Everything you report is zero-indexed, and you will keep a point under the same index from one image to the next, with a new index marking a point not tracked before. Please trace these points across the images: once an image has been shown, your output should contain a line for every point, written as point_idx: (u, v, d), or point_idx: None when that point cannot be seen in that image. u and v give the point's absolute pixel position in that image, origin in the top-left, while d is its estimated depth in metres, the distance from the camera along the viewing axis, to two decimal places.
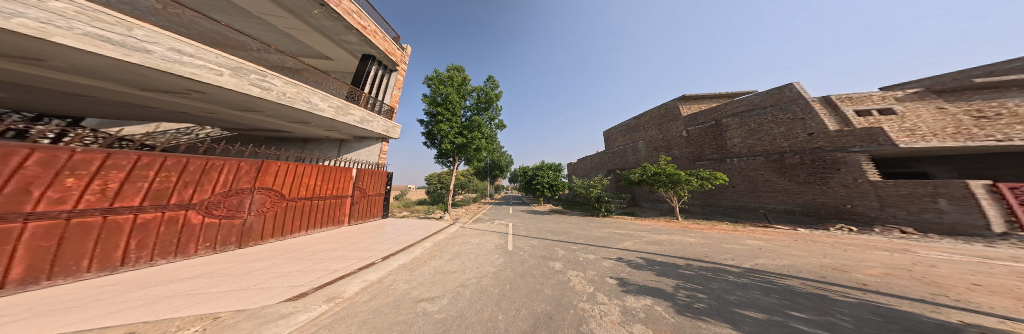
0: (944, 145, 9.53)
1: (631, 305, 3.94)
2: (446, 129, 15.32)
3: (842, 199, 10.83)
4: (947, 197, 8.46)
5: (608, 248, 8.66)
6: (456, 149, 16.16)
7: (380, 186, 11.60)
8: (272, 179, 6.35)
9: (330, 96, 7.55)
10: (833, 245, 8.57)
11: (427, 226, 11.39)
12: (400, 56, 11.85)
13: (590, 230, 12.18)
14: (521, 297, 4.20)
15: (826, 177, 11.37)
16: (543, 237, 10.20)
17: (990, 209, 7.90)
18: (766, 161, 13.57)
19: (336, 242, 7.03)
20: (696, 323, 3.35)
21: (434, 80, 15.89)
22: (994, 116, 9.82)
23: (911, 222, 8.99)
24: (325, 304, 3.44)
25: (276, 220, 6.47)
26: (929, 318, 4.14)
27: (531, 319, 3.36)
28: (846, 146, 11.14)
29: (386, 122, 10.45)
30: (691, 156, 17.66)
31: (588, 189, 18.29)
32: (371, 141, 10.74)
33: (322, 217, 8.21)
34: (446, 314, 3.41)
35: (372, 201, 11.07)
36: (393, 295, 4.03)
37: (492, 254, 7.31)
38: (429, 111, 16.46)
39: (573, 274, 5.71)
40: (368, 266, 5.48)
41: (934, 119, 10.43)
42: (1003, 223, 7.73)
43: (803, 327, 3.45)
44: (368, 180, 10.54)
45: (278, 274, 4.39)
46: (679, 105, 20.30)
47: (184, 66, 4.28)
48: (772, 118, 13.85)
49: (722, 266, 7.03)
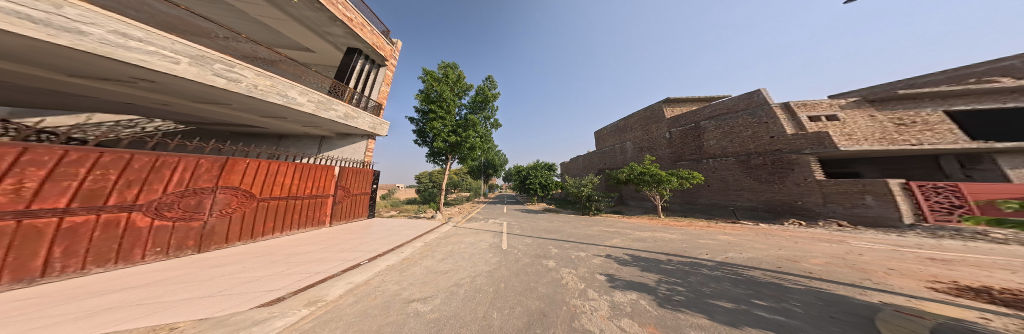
0: (874, 148, 10.92)
1: (617, 300, 4.14)
2: (439, 127, 14.93)
3: (794, 196, 11.94)
4: (873, 194, 9.80)
5: (598, 245, 8.95)
6: (450, 148, 15.81)
7: (365, 185, 11.18)
8: (238, 177, 5.94)
9: (311, 90, 7.13)
10: (787, 238, 9.45)
11: (417, 226, 11.14)
12: (389, 52, 11.33)
13: (581, 228, 12.52)
14: (516, 295, 4.26)
15: (783, 176, 12.48)
16: (537, 235, 10.37)
17: (903, 204, 9.30)
18: (735, 162, 14.58)
19: (315, 244, 6.69)
20: (676, 314, 3.58)
21: (428, 76, 15.52)
22: (912, 123, 11.32)
23: (846, 216, 10.28)
24: (305, 308, 3.32)
25: (245, 222, 6.09)
26: (857, 300, 4.72)
27: (525, 316, 3.45)
28: (799, 148, 12.32)
29: (374, 119, 9.96)
30: (672, 156, 18.53)
31: (579, 188, 18.80)
32: (356, 140, 10.18)
33: (300, 218, 7.80)
34: (438, 314, 3.41)
35: (358, 200, 10.65)
36: (382, 296, 3.96)
37: (483, 253, 7.32)
38: (421, 108, 15.98)
39: (564, 271, 5.87)
40: (354, 267, 5.33)
41: (867, 125, 11.74)
42: (910, 215, 9.16)
43: (765, 314, 3.81)
44: (352, 179, 10.11)
45: (247, 279, 4.14)
46: (663, 107, 21.21)
47: (130, 51, 3.89)
48: (742, 121, 14.85)
49: (696, 260, 7.50)
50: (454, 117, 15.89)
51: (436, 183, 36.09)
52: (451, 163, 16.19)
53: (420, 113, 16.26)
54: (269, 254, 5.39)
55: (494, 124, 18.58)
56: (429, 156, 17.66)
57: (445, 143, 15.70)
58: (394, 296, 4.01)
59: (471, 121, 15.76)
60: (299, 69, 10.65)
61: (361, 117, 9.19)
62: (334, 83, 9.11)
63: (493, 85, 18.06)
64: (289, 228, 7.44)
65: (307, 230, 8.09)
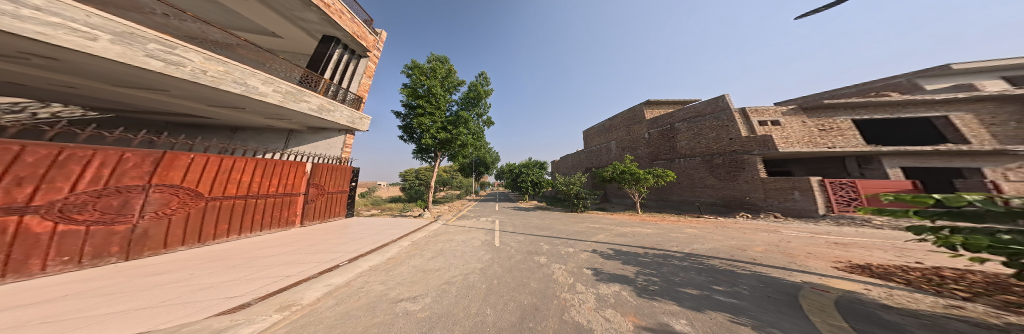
0: (804, 151, 12.59)
1: (605, 293, 4.34)
2: (427, 123, 14.37)
3: (743, 192, 13.43)
4: (800, 189, 11.39)
5: (584, 241, 9.32)
6: (439, 145, 15.32)
7: (343, 183, 10.47)
8: (177, 174, 5.21)
9: (275, 79, 6.24)
10: (738, 229, 10.61)
11: (401, 225, 10.73)
12: (371, 42, 10.66)
13: (570, 225, 12.89)
14: (508, 291, 4.29)
15: (737, 174, 13.88)
16: (529, 232, 10.51)
17: (819, 198, 10.92)
18: (700, 162, 15.84)
19: (284, 246, 6.08)
20: (651, 302, 3.90)
21: (416, 70, 14.89)
22: (832, 129, 13.16)
23: (780, 209, 11.84)
24: (277, 313, 3.05)
25: (191, 223, 5.40)
26: (787, 280, 5.47)
27: (519, 311, 3.47)
28: (750, 149, 13.83)
29: (352, 112, 9.12)
30: (650, 156, 19.70)
31: (569, 186, 19.34)
32: (332, 134, 9.57)
33: (261, 219, 7.08)
34: (429, 312, 3.33)
35: (334, 199, 9.93)
36: (366, 297, 3.77)
37: (471, 250, 7.27)
38: (407, 103, 15.28)
39: (552, 267, 6.03)
40: (332, 269, 4.99)
41: (800, 130, 13.45)
42: (823, 207, 10.84)
43: (723, 298, 4.30)
44: (326, 176, 9.41)
45: (201, 286, 3.51)
46: (644, 109, 22.29)
47: (23, 21, 2.86)
48: (707, 124, 16.14)
49: (668, 252, 8.11)
50: (443, 113, 15.38)
51: (423, 180, 34.85)
52: (440, 161, 15.69)
53: (406, 107, 15.56)
54: (224, 259, 4.62)
55: (486, 122, 18.31)
56: (417, 153, 16.98)
57: (433, 140, 15.19)
58: (380, 297, 3.83)
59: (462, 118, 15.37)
60: (263, 55, 9.54)
61: (339, 112, 8.49)
62: (305, 73, 8.14)
63: (485, 82, 17.79)
64: (248, 230, 6.72)
65: (272, 231, 7.38)
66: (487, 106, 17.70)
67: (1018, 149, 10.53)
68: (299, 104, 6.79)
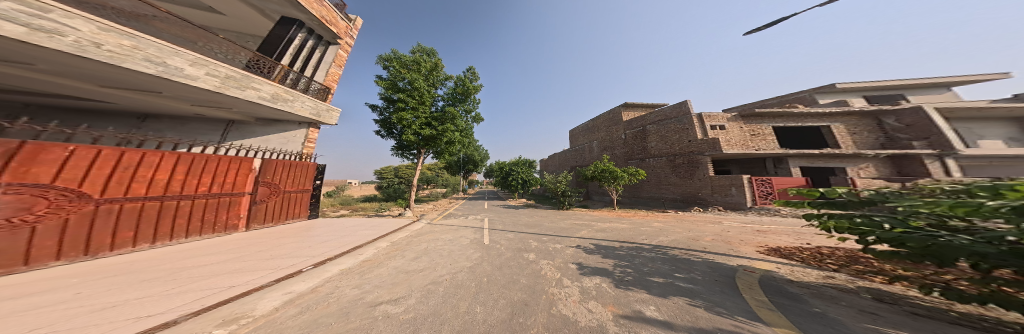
0: (741, 153, 14.54)
1: (588, 287, 4.40)
2: (409, 118, 13.31)
3: (696, 188, 15.13)
4: (736, 186, 13.22)
5: (569, 237, 9.48)
6: (424, 142, 14.25)
7: (305, 182, 9.12)
8: (40, 169, 3.57)
9: (207, 60, 5.17)
10: (694, 221, 11.88)
11: (378, 225, 9.98)
12: (343, 29, 9.77)
13: (556, 222, 13.15)
14: (499, 288, 4.10)
15: (694, 172, 15.52)
16: (519, 230, 10.42)
17: (748, 193, 12.83)
18: (665, 161, 17.33)
19: (224, 253, 4.97)
20: (626, 292, 4.15)
21: (395, 62, 14.01)
22: (760, 135, 15.38)
23: (723, 203, 13.63)
24: (219, 327, 2.34)
25: (73, 233, 3.83)
26: (726, 264, 6.30)
27: (510, 307, 3.33)
28: (702, 151, 15.59)
29: (314, 102, 8.10)
30: (625, 155, 21.09)
31: (556, 184, 19.85)
32: (289, 127, 8.56)
33: (187, 223, 5.58)
34: (414, 314, 3.01)
35: (292, 200, 8.58)
36: (339, 303, 3.21)
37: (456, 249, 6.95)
38: (386, 97, 14.26)
39: (540, 263, 6.00)
40: (296, 273, 4.23)
41: (737, 134, 15.45)
42: (750, 201, 12.77)
43: (684, 284, 4.82)
44: (279, 171, 7.96)
45: (91, 309, 2.40)
46: (622, 111, 23.53)
47: None
48: (671, 127, 17.60)
49: (642, 246, 8.67)
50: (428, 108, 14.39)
51: (405, 178, 32.97)
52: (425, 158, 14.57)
53: (386, 101, 14.45)
54: (137, 270, 3.54)
55: (474, 119, 17.54)
56: (398, 150, 15.84)
57: (417, 137, 14.12)
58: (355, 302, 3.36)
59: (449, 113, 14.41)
60: (195, 32, 8.00)
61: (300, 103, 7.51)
62: (254, 56, 7.17)
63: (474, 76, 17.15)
64: (166, 237, 5.18)
65: (205, 237, 5.89)
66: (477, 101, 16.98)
67: (869, 153, 13.23)
68: (243, 91, 5.84)
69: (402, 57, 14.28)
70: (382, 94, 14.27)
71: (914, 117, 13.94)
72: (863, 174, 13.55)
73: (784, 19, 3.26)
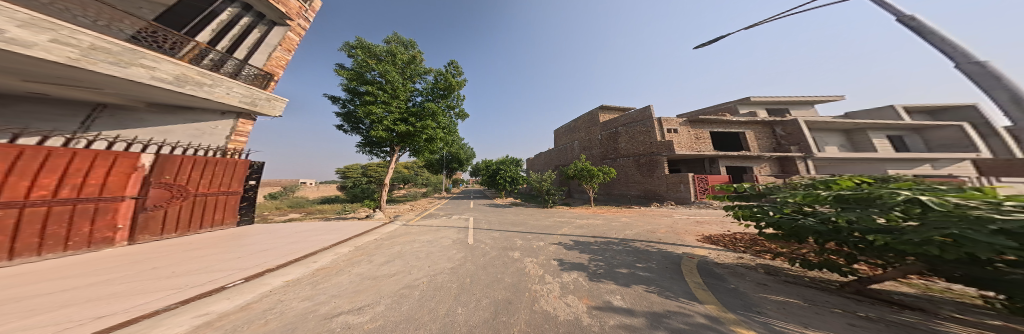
0: (689, 154, 16.60)
1: (567, 282, 4.27)
2: (379, 112, 11.56)
3: (654, 185, 16.92)
4: (682, 183, 15.15)
5: (552, 235, 9.25)
6: (399, 140, 12.40)
7: (234, 182, 6.92)
8: None
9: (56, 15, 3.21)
10: (656, 215, 13.03)
11: (338, 228, 8.75)
12: (295, 9, 8.30)
13: (541, 219, 13.01)
14: (482, 288, 3.70)
15: (653, 171, 17.31)
16: (504, 229, 9.74)
17: (691, 189, 14.86)
18: (631, 161, 18.88)
19: (85, 276, 3.30)
20: (599, 284, 4.17)
21: (364, 52, 12.63)
22: (700, 138, 17.80)
23: (676, 198, 15.37)
24: None
25: None
26: (671, 252, 7.05)
27: (492, 307, 3.04)
28: (658, 152, 17.44)
29: (256, 93, 6.12)
30: (600, 155, 22.41)
31: (542, 183, 19.83)
32: (205, 117, 6.21)
33: (8, 241, 3.47)
34: (381, 321, 2.57)
35: (212, 205, 6.36)
36: (285, 318, 2.64)
37: (435, 247, 6.33)
38: (354, 90, 12.74)
39: (523, 260, 5.70)
40: (223, 288, 3.36)
41: (684, 138, 17.65)
42: (693, 196, 14.83)
43: (644, 273, 5.13)
44: (186, 170, 5.71)
45: None
46: (598, 113, 24.68)
47: None
48: (637, 130, 19.03)
49: (618, 240, 9.00)
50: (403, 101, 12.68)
51: (377, 177, 30.11)
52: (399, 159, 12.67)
53: (353, 94, 12.83)
54: None
55: (458, 115, 15.89)
56: (369, 151, 14.00)
57: (390, 134, 12.25)
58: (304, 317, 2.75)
59: (428, 106, 12.63)
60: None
61: (233, 90, 5.67)
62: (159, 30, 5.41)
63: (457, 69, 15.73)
64: None
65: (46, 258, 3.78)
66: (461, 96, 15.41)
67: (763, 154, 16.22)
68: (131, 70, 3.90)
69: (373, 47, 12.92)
70: (348, 87, 12.68)
71: (793, 127, 17.44)
72: (763, 172, 16.39)
73: (723, 38, 3.21)
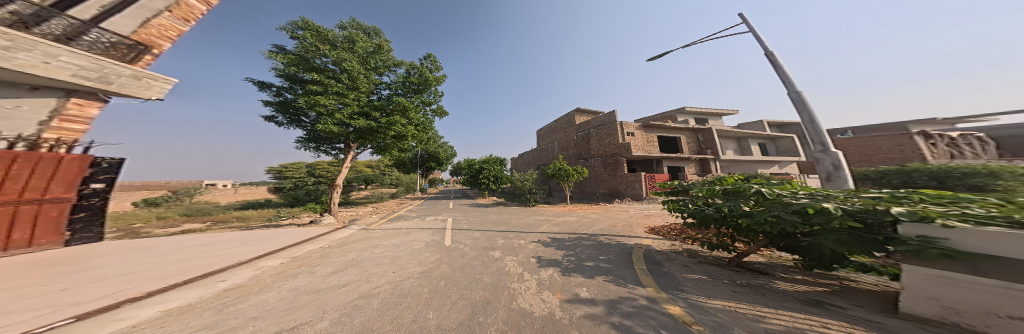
0: (645, 155, 18.51)
1: (546, 277, 3.76)
2: (330, 103, 9.81)
3: (614, 185, 18.70)
4: (636, 181, 17.07)
5: (531, 232, 8.01)
6: (356, 137, 10.67)
7: (52, 186, 4.25)
8: None
9: None
10: (623, 209, 13.90)
11: (263, 236, 6.78)
12: None
13: (523, 217, 11.45)
14: (456, 289, 3.03)
15: (614, 170, 18.94)
16: (485, 229, 7.94)
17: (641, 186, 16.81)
18: (602, 161, 19.99)
19: None
20: (571, 278, 3.74)
21: (318, 38, 10.99)
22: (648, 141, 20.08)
23: (638, 194, 16.83)
24: None
25: None
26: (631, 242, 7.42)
27: (469, 309, 2.43)
28: (616, 152, 19.21)
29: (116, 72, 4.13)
30: (576, 155, 23.23)
31: (523, 182, 17.71)
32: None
33: None
34: None
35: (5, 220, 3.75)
36: None
37: (403, 245, 5.34)
38: (300, 78, 10.87)
39: (506, 255, 5.10)
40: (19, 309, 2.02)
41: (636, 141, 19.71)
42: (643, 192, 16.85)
43: (604, 265, 4.86)
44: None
45: None
46: (574, 115, 25.45)
47: None
48: (607, 131, 20.15)
49: (598, 231, 8.93)
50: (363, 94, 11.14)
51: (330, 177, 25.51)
52: (358, 157, 11.03)
53: (299, 82, 10.94)
54: None
55: (433, 113, 14.64)
56: (318, 149, 11.97)
57: (345, 129, 10.48)
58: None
59: (394, 101, 11.21)
60: None
61: (57, 59, 3.51)
62: None
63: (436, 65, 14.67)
64: None
65: None
66: (438, 94, 14.30)
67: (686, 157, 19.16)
68: None
69: (331, 33, 11.41)
70: (292, 74, 10.77)
71: (707, 134, 20.91)
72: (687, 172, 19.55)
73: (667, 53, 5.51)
